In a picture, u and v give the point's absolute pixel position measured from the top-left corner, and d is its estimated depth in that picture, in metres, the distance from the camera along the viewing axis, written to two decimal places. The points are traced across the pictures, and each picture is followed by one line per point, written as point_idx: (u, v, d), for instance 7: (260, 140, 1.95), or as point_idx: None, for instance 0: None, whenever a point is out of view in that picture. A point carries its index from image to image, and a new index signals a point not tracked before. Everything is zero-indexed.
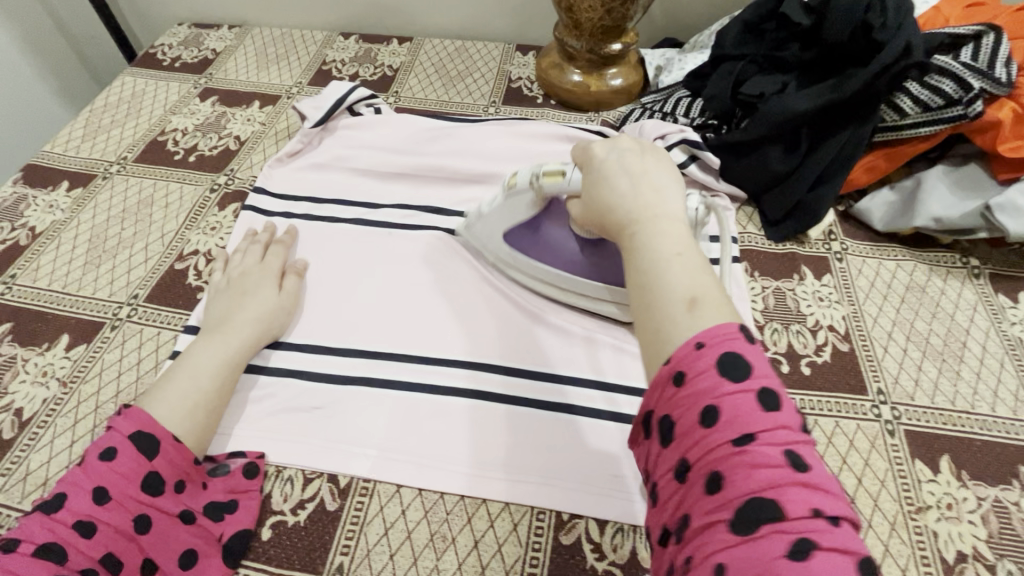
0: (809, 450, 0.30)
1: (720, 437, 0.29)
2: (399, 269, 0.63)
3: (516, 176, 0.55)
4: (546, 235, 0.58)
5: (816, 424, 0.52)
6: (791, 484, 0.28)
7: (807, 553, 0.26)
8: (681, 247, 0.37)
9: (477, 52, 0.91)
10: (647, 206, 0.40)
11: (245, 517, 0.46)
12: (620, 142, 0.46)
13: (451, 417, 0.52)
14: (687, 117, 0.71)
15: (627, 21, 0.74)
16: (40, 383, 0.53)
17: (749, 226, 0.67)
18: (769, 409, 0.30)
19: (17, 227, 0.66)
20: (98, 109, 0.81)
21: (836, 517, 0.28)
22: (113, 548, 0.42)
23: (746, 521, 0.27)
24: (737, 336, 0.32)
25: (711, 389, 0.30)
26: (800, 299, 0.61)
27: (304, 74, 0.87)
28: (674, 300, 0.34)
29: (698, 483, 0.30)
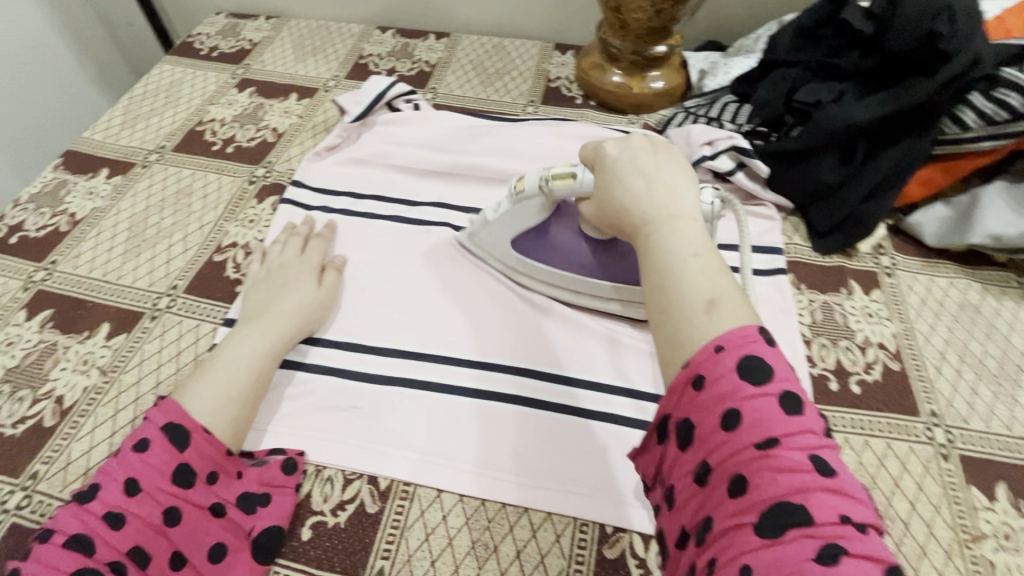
0: (834, 454, 0.29)
1: (742, 441, 0.30)
2: (431, 268, 0.63)
3: (522, 181, 0.55)
4: (553, 236, 0.57)
5: (867, 445, 0.50)
6: (818, 487, 0.28)
7: (837, 558, 0.26)
8: (699, 249, 0.37)
9: (515, 50, 0.90)
10: (662, 205, 0.40)
11: (276, 512, 0.46)
12: (633, 140, 0.46)
13: (462, 418, 0.51)
14: (733, 123, 0.69)
15: (675, 22, 0.73)
16: (81, 371, 0.53)
17: (795, 236, 0.65)
18: (793, 413, 0.30)
19: (57, 213, 0.66)
20: (137, 97, 0.81)
21: (865, 524, 0.27)
22: (142, 541, 0.41)
23: (771, 524, 0.27)
24: (757, 339, 0.32)
25: (732, 392, 0.31)
26: (848, 314, 0.59)
27: (341, 68, 0.86)
28: (692, 302, 0.34)
29: (720, 487, 0.30)
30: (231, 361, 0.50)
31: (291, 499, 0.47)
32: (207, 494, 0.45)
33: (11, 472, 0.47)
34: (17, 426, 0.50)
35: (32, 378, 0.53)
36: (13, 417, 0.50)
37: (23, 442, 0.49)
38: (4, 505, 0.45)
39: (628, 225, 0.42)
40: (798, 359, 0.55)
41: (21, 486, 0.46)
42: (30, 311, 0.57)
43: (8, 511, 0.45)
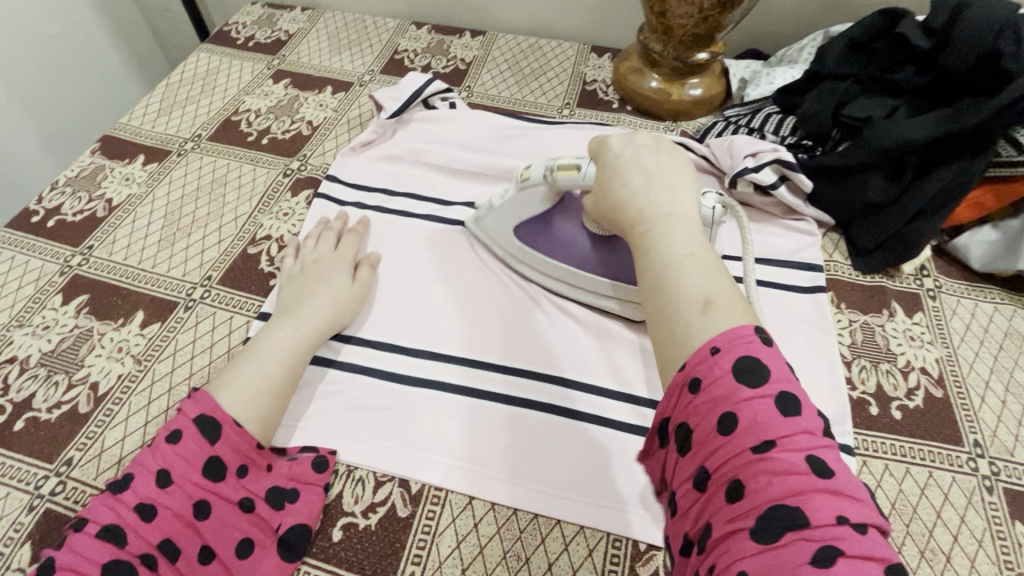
0: (831, 454, 0.29)
1: (740, 444, 0.29)
2: (444, 265, 0.62)
3: (529, 169, 0.56)
4: (556, 229, 0.58)
5: (908, 473, 0.49)
6: (816, 491, 0.27)
7: (834, 560, 0.26)
8: (694, 249, 0.38)
9: (552, 51, 0.89)
10: (661, 203, 0.41)
11: (304, 509, 0.45)
12: (638, 138, 0.48)
13: (452, 415, 0.51)
14: (775, 135, 0.68)
15: (720, 29, 0.71)
16: (115, 359, 0.53)
17: (835, 254, 0.64)
18: (789, 415, 0.30)
19: (95, 198, 0.66)
20: (174, 84, 0.81)
21: (862, 524, 0.27)
22: (172, 534, 0.41)
23: (769, 529, 0.27)
24: (753, 339, 0.32)
25: (729, 395, 0.30)
26: (890, 337, 0.58)
27: (377, 62, 0.86)
28: (689, 301, 0.35)
29: (717, 492, 0.30)
30: (262, 356, 0.50)
31: (318, 497, 0.46)
32: (236, 488, 0.44)
33: (46, 458, 0.47)
34: (52, 411, 0.50)
35: (67, 363, 0.53)
36: (48, 402, 0.50)
37: (58, 428, 0.49)
38: (40, 490, 0.46)
39: (626, 219, 0.43)
40: (839, 381, 0.53)
41: (56, 472, 0.47)
42: (66, 296, 0.58)
43: (42, 497, 0.45)
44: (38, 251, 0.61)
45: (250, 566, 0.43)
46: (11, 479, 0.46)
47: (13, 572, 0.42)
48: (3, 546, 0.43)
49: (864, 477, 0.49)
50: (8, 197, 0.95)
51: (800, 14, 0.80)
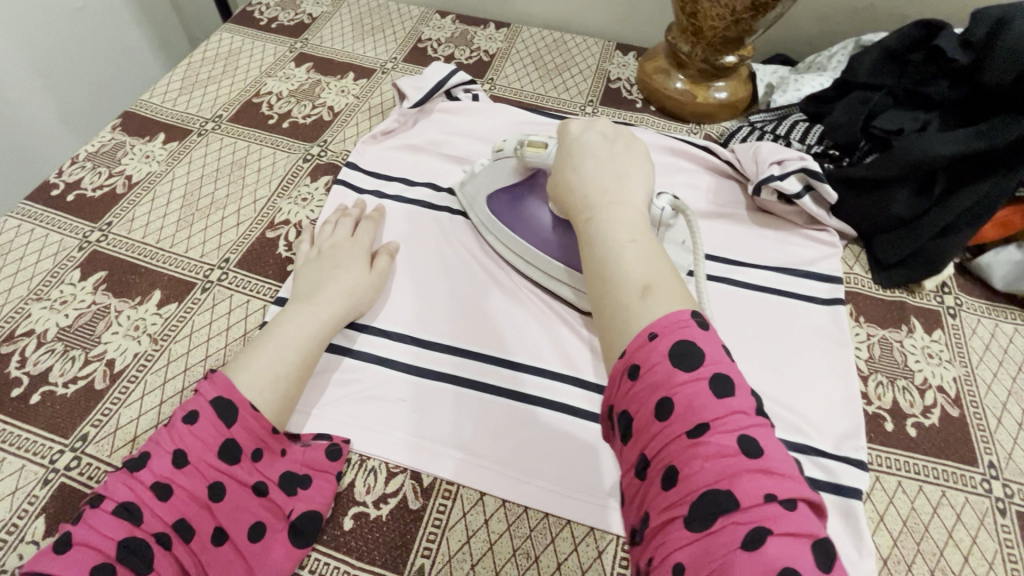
0: (763, 434, 0.30)
1: (675, 429, 0.30)
2: (405, 244, 0.63)
3: (504, 142, 0.60)
4: (522, 210, 0.59)
5: (921, 491, 0.49)
6: (746, 472, 0.28)
7: (762, 543, 0.26)
8: (637, 235, 0.40)
9: (576, 47, 0.88)
10: (609, 190, 0.43)
11: (317, 496, 0.45)
12: (598, 126, 0.50)
13: (411, 396, 0.52)
14: (802, 144, 0.67)
15: (751, 33, 0.70)
16: (132, 336, 0.53)
17: (856, 266, 0.63)
18: (722, 397, 0.30)
19: (114, 174, 0.66)
20: (195, 63, 0.81)
21: (793, 501, 0.27)
22: (187, 515, 0.41)
23: (701, 516, 0.27)
24: (689, 323, 0.32)
25: (665, 381, 0.31)
26: (907, 353, 0.57)
27: (399, 50, 0.85)
28: (629, 286, 0.36)
29: (654, 479, 0.30)
30: (280, 340, 0.50)
31: (331, 486, 0.46)
32: (251, 471, 0.44)
33: (62, 432, 0.47)
34: (69, 386, 0.50)
35: (83, 339, 0.53)
36: (64, 376, 0.51)
37: (74, 403, 0.49)
38: (55, 465, 0.46)
39: (573, 206, 0.44)
40: (854, 396, 0.53)
41: (72, 447, 0.47)
42: (85, 271, 0.58)
43: (57, 471, 0.46)
44: (57, 225, 0.61)
45: (261, 550, 0.43)
46: (27, 452, 0.46)
47: (27, 544, 0.42)
48: (18, 518, 0.43)
49: (876, 493, 0.49)
50: (27, 169, 0.95)
51: (830, 21, 0.79)
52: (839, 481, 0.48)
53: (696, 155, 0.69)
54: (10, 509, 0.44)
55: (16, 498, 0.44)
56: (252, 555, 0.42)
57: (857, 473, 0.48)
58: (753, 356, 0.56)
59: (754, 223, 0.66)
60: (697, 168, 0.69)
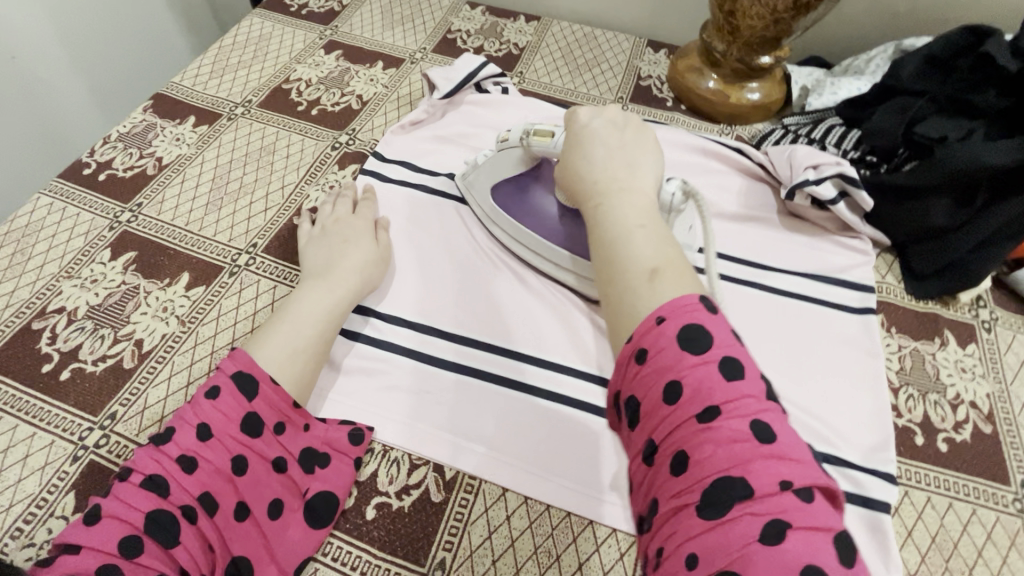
0: (773, 417, 0.30)
1: (685, 413, 0.31)
2: (411, 231, 0.62)
3: (509, 131, 0.57)
4: (528, 198, 0.59)
5: (951, 508, 0.48)
6: (759, 458, 0.29)
7: (782, 534, 0.27)
8: (646, 221, 0.40)
9: (607, 42, 0.87)
10: (620, 176, 0.43)
11: (333, 476, 0.46)
12: (606, 112, 0.49)
13: (440, 392, 0.52)
14: (837, 148, 0.66)
15: (789, 34, 0.69)
16: (160, 318, 0.54)
17: (888, 275, 0.62)
18: (731, 380, 0.31)
19: (145, 155, 0.66)
20: (226, 48, 0.81)
21: (808, 489, 0.28)
22: (212, 489, 0.41)
23: (715, 505, 0.28)
24: (698, 307, 0.33)
25: (674, 365, 0.31)
26: (940, 366, 0.56)
27: (429, 40, 0.85)
28: (637, 269, 0.37)
29: (664, 465, 0.31)
30: (293, 317, 0.50)
31: (348, 467, 0.47)
32: (273, 446, 0.44)
33: (90, 410, 0.48)
34: (98, 364, 0.50)
35: (113, 318, 0.53)
36: (94, 354, 0.51)
37: (102, 381, 0.50)
38: (83, 442, 0.46)
39: (582, 192, 0.45)
40: (884, 408, 0.52)
41: (100, 425, 0.47)
42: (114, 251, 0.58)
43: (86, 448, 0.46)
44: (88, 204, 0.62)
45: (279, 527, 0.43)
46: (57, 428, 0.47)
47: (56, 519, 0.42)
48: (48, 492, 0.44)
49: (904, 507, 0.48)
50: (59, 152, 0.97)
51: (869, 24, 0.78)
52: (866, 494, 0.47)
53: (727, 155, 0.68)
54: (40, 483, 0.44)
55: (45, 473, 0.45)
56: (271, 532, 0.42)
57: (886, 486, 0.48)
58: (777, 363, 0.55)
59: (783, 227, 0.65)
60: (729, 169, 0.68)
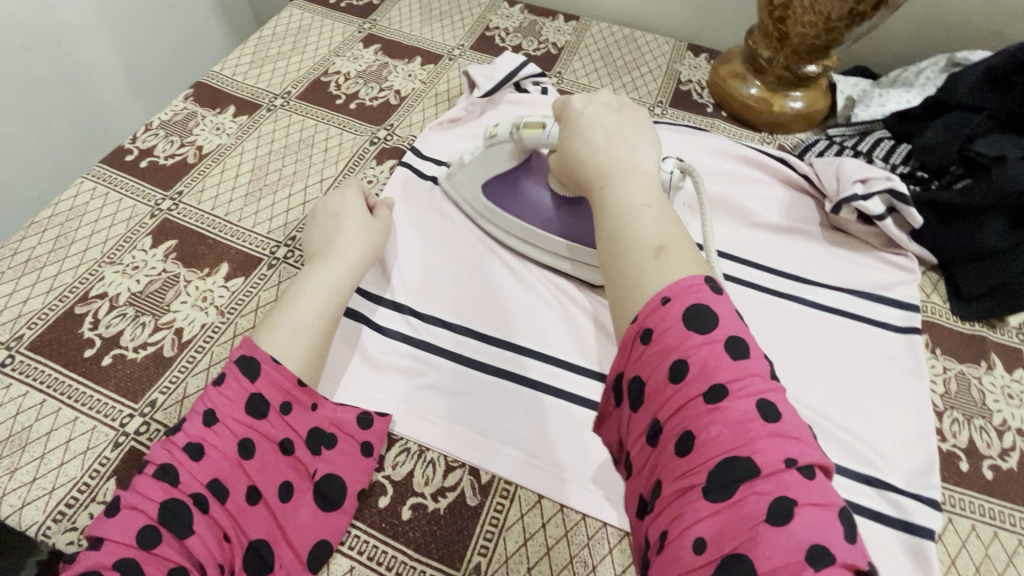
0: (778, 397, 0.29)
1: (691, 391, 0.29)
2: (417, 219, 0.62)
3: (498, 127, 0.56)
4: (522, 192, 0.58)
5: (996, 538, 0.47)
6: (765, 436, 0.28)
7: (788, 513, 0.26)
8: (651, 199, 0.38)
9: (646, 45, 0.86)
10: (621, 158, 0.41)
11: (341, 459, 0.45)
12: (599, 96, 0.48)
13: (487, 395, 0.51)
14: (885, 162, 0.65)
15: (840, 43, 0.67)
16: (199, 307, 0.54)
17: (933, 295, 0.61)
18: (738, 358, 0.30)
19: (186, 143, 0.67)
20: (266, 38, 0.81)
21: (811, 468, 0.27)
22: (221, 475, 0.41)
23: (722, 486, 0.27)
24: (703, 288, 0.32)
25: (680, 344, 0.30)
26: (986, 392, 0.54)
27: (467, 37, 0.84)
28: (642, 249, 0.35)
29: (668, 446, 0.29)
30: (300, 301, 0.50)
31: (355, 450, 0.46)
32: (280, 427, 0.44)
33: (131, 397, 0.48)
34: (139, 351, 0.51)
35: (153, 306, 0.54)
36: (134, 341, 0.51)
37: (143, 368, 0.50)
38: (124, 428, 0.47)
39: (585, 176, 0.43)
40: (928, 433, 0.51)
41: (140, 412, 0.48)
42: (155, 239, 0.58)
43: (127, 435, 0.46)
44: (130, 190, 0.62)
45: (292, 510, 0.43)
46: (99, 413, 0.47)
47: (98, 504, 0.43)
48: (89, 477, 0.44)
49: (948, 534, 0.47)
50: (99, 139, 0.98)
51: (920, 34, 0.76)
52: (909, 519, 0.46)
53: (770, 166, 0.67)
54: (82, 468, 0.45)
55: (87, 458, 0.45)
56: (283, 515, 0.42)
57: (929, 512, 0.46)
58: (805, 374, 0.54)
59: (826, 241, 0.63)
60: (771, 180, 0.67)
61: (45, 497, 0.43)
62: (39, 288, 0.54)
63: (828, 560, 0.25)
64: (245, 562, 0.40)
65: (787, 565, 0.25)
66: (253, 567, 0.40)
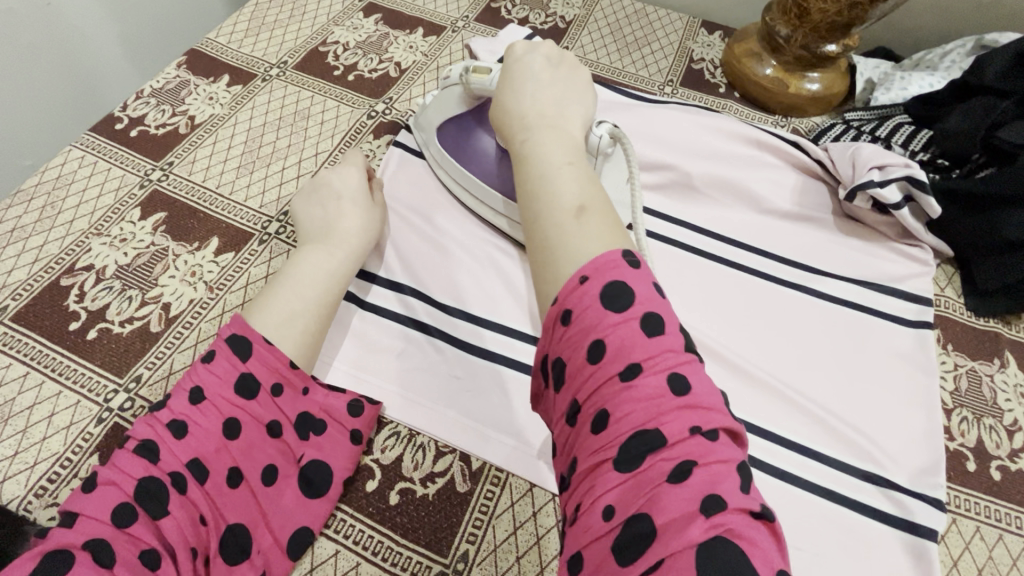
0: (693, 370, 0.28)
1: (607, 371, 0.28)
2: (416, 197, 0.60)
3: (451, 69, 0.55)
4: (468, 140, 0.57)
5: (1001, 541, 0.45)
6: (672, 408, 0.27)
7: (688, 474, 0.25)
8: (573, 158, 0.37)
9: (659, 20, 0.82)
10: (548, 113, 0.40)
11: (331, 445, 0.44)
12: (541, 46, 0.46)
13: (480, 381, 0.50)
14: (904, 148, 0.63)
15: (862, 21, 0.65)
16: (188, 283, 0.53)
17: (947, 289, 0.58)
18: (654, 335, 0.28)
19: (178, 113, 0.64)
20: (264, 5, 0.78)
21: (715, 431, 0.27)
22: (202, 455, 0.40)
23: (630, 458, 0.26)
24: (620, 262, 0.30)
25: (597, 324, 0.28)
26: (998, 390, 0.52)
27: (472, 8, 0.81)
28: (562, 207, 0.33)
29: (585, 424, 0.28)
30: (293, 283, 0.48)
31: (344, 437, 0.45)
32: (269, 409, 0.43)
33: (116, 371, 0.47)
34: (125, 326, 0.49)
35: (140, 280, 0.52)
36: (121, 315, 0.50)
37: (130, 343, 0.49)
38: (108, 404, 0.46)
39: (507, 126, 0.41)
40: (937, 429, 0.49)
41: (125, 387, 0.47)
42: (144, 211, 0.57)
43: (111, 410, 0.45)
44: (120, 159, 0.60)
45: (274, 494, 0.42)
46: (82, 388, 0.46)
47: (80, 480, 0.42)
48: (72, 453, 0.43)
49: (951, 535, 0.45)
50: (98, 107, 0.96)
51: (945, 15, 0.73)
52: (913, 519, 0.45)
53: (783, 149, 0.64)
54: (65, 443, 0.44)
55: (70, 433, 0.44)
56: (264, 498, 0.41)
57: (934, 513, 0.45)
58: (781, 365, 0.52)
59: (839, 229, 0.61)
60: (783, 165, 0.64)
61: (27, 472, 0.42)
62: (25, 258, 0.53)
63: (721, 508, 0.24)
64: (220, 544, 0.39)
65: (678, 519, 0.24)
66: (229, 550, 0.39)
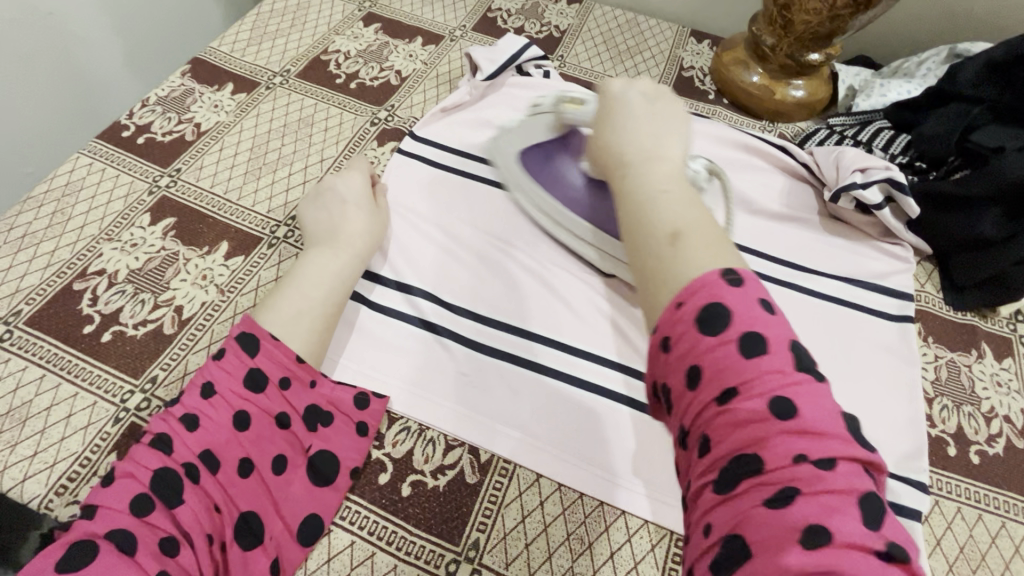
0: (806, 392, 0.28)
1: (706, 397, 0.29)
2: (419, 200, 0.62)
3: (541, 99, 0.61)
4: (553, 168, 0.60)
5: (981, 520, 0.48)
6: (778, 433, 0.27)
7: (791, 501, 0.26)
8: (671, 183, 0.36)
9: (650, 30, 0.85)
10: (647, 146, 0.39)
11: (337, 436, 0.46)
12: (639, 83, 0.45)
13: (485, 376, 0.51)
14: (885, 152, 0.66)
15: (844, 31, 0.68)
16: (200, 286, 0.54)
17: (927, 284, 0.62)
18: (754, 357, 0.28)
19: (183, 120, 0.66)
20: (265, 14, 0.80)
21: (831, 460, 0.26)
22: (213, 446, 0.41)
23: (727, 480, 0.28)
24: (720, 282, 0.30)
25: (693, 348, 0.30)
26: (976, 379, 0.55)
27: (469, 18, 0.83)
28: (657, 235, 0.33)
29: (692, 449, 0.30)
30: (302, 285, 0.50)
31: (350, 427, 0.47)
32: (276, 401, 0.44)
33: (132, 372, 0.48)
34: (138, 328, 0.51)
35: (153, 284, 0.53)
36: (135, 318, 0.51)
37: (144, 345, 0.50)
38: (125, 404, 0.47)
39: (607, 162, 0.40)
40: (918, 415, 0.52)
41: (141, 388, 0.48)
42: (154, 216, 0.58)
43: (128, 411, 0.47)
44: (128, 166, 0.61)
45: (284, 483, 0.43)
46: (98, 389, 0.47)
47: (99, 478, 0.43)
48: (90, 452, 0.44)
49: (934, 517, 0.48)
50: (98, 118, 0.98)
51: (921, 25, 0.76)
52: (897, 501, 0.47)
53: (769, 153, 0.67)
54: (83, 442, 0.45)
55: (88, 433, 0.45)
56: (275, 487, 0.43)
57: (917, 495, 0.48)
58: None
59: (822, 228, 0.64)
60: (771, 169, 0.67)
61: (46, 471, 0.43)
62: (37, 263, 0.54)
63: (827, 543, 0.25)
64: (234, 531, 0.40)
65: (777, 540, 0.25)
66: (243, 536, 0.40)
